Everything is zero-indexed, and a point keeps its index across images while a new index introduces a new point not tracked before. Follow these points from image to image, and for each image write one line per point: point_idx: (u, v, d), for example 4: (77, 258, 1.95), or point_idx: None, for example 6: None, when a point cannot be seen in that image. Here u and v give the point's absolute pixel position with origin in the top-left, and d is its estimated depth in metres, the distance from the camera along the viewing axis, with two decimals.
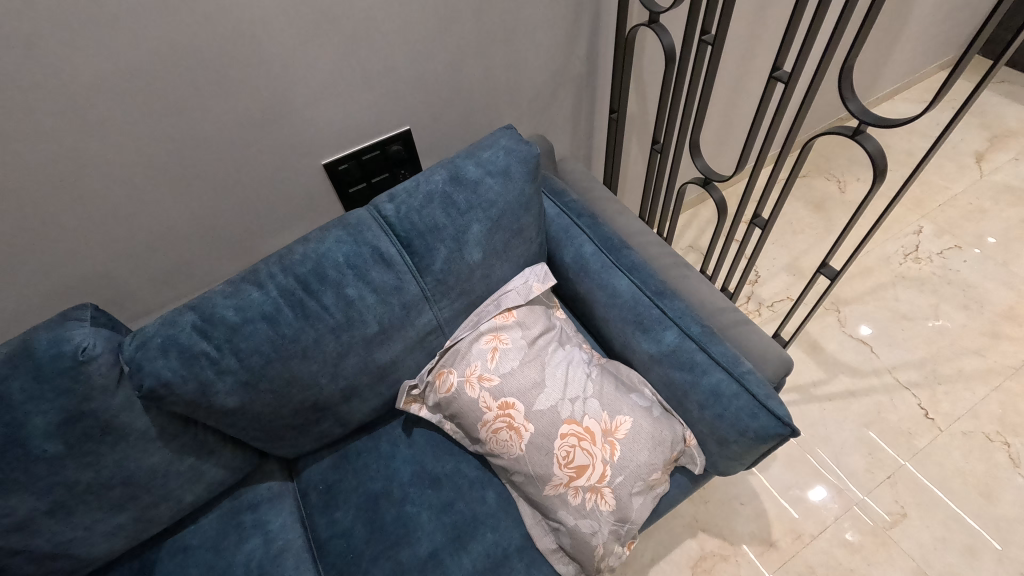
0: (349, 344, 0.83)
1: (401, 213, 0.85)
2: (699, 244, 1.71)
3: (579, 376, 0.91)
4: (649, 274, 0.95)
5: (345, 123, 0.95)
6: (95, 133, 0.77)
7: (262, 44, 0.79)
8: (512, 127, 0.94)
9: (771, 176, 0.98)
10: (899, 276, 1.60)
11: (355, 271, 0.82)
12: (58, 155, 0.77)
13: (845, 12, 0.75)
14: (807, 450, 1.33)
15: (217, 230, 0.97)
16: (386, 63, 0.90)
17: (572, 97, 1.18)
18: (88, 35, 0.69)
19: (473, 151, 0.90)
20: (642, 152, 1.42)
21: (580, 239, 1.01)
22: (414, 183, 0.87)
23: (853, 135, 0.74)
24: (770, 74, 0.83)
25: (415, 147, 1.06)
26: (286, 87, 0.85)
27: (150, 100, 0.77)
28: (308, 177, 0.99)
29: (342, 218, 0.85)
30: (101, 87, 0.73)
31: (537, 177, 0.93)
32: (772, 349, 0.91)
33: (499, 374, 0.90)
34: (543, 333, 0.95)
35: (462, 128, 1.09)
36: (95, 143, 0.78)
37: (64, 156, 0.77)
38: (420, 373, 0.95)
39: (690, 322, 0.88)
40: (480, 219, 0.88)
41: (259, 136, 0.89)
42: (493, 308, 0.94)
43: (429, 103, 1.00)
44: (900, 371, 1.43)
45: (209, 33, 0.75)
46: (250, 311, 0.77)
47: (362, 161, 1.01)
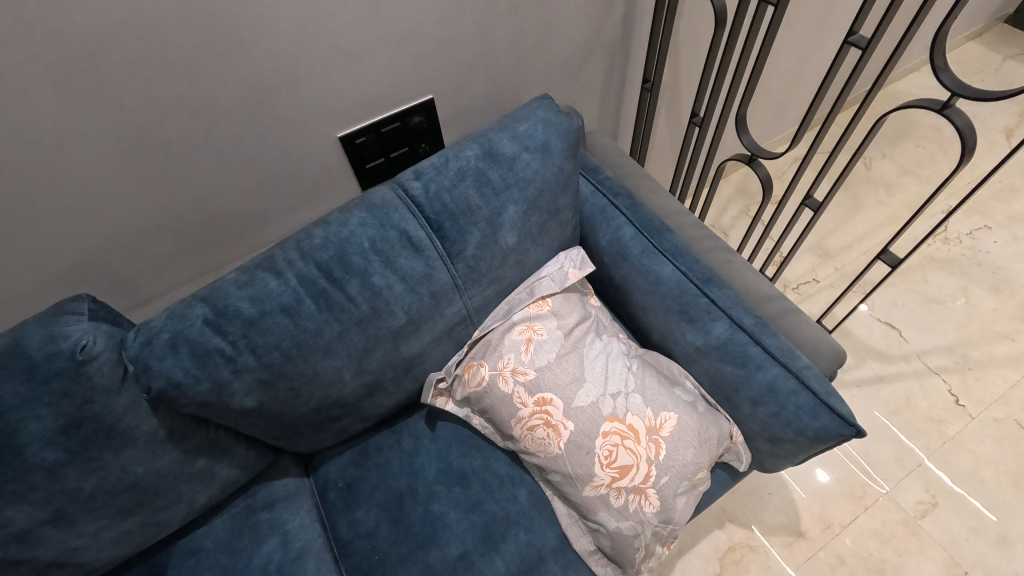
0: (377, 336, 0.76)
1: (430, 193, 0.77)
2: (721, 222, 1.65)
3: (619, 369, 0.85)
4: (694, 260, 0.88)
5: (363, 91, 0.85)
6: (84, 99, 0.67)
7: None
8: (548, 96, 0.85)
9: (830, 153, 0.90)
10: (928, 257, 1.54)
11: (381, 257, 0.74)
12: (44, 124, 0.67)
13: None
14: None
15: (223, 209, 0.88)
16: (408, 23, 0.81)
17: (604, 64, 1.09)
18: None
19: (507, 124, 0.81)
20: (671, 125, 1.34)
21: (617, 220, 0.94)
22: (443, 159, 0.79)
23: (942, 110, 0.68)
24: (845, 39, 0.75)
25: (437, 119, 0.96)
26: (298, 49, 0.75)
27: (145, 62, 0.68)
28: (320, 151, 0.89)
29: (365, 197, 0.77)
30: (89, 45, 0.63)
31: (576, 153, 0.85)
32: (825, 341, 0.85)
33: (534, 367, 0.84)
34: (579, 323, 0.89)
35: (486, 99, 1.00)
36: (84, 112, 0.68)
37: (52, 125, 0.68)
38: (448, 364, 0.89)
39: (742, 312, 0.82)
40: (517, 199, 0.80)
41: (268, 103, 0.79)
42: (526, 296, 0.88)
43: (454, 69, 0.91)
44: (929, 356, 1.38)
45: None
46: (267, 302, 0.69)
47: (381, 134, 0.92)
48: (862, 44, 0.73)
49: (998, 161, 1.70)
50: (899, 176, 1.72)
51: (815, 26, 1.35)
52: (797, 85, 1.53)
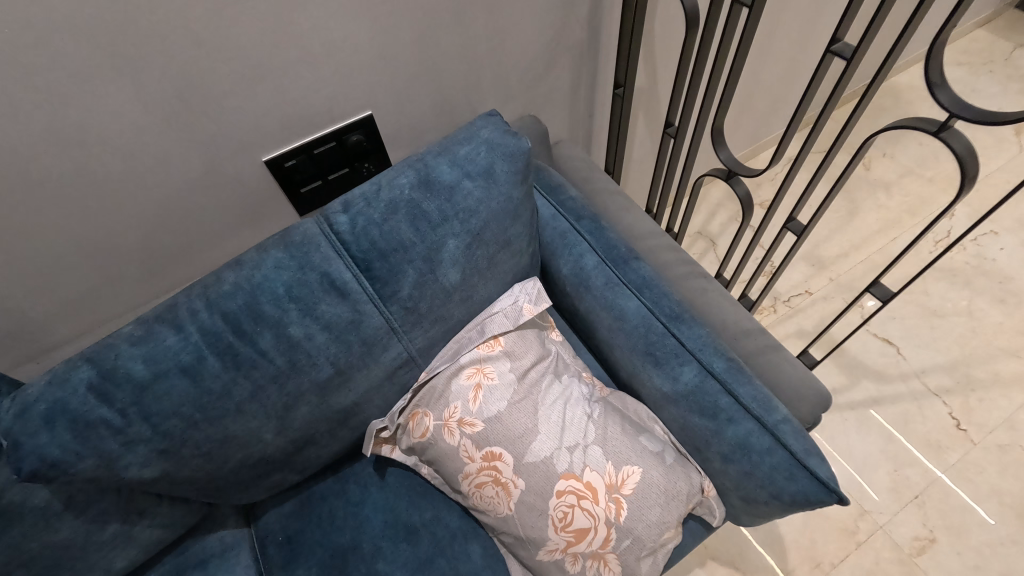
0: (299, 392, 0.68)
1: (357, 229, 0.68)
2: (709, 229, 1.55)
3: (579, 418, 0.77)
4: (662, 293, 0.79)
5: (289, 110, 0.76)
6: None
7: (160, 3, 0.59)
8: (496, 113, 0.76)
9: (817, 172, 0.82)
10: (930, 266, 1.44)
11: (299, 304, 0.65)
12: None
13: None
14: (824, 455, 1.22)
15: (137, 246, 0.79)
16: (335, 33, 0.71)
17: (570, 68, 0.99)
18: None
19: (447, 146, 0.72)
20: (650, 131, 1.24)
21: (580, 247, 0.85)
22: (373, 189, 0.70)
23: (938, 133, 0.59)
24: (828, 47, 0.66)
25: (380, 136, 0.87)
26: (203, 66, 0.65)
27: (17, 90, 0.58)
28: (245, 177, 0.79)
29: (283, 233, 0.68)
30: None
31: (527, 176, 0.76)
32: (807, 384, 0.77)
33: (482, 418, 0.76)
34: (535, 364, 0.81)
35: (436, 111, 0.90)
36: None
37: None
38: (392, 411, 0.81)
39: (713, 356, 0.73)
40: (457, 233, 0.71)
41: (175, 129, 0.69)
42: (476, 335, 0.80)
43: (394, 83, 0.81)
44: (929, 375, 1.29)
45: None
46: (164, 362, 0.60)
47: (314, 155, 0.82)
48: (846, 54, 0.65)
49: (1006, 159, 1.59)
50: (900, 177, 1.61)
51: (807, 20, 1.24)
52: (788, 84, 1.43)
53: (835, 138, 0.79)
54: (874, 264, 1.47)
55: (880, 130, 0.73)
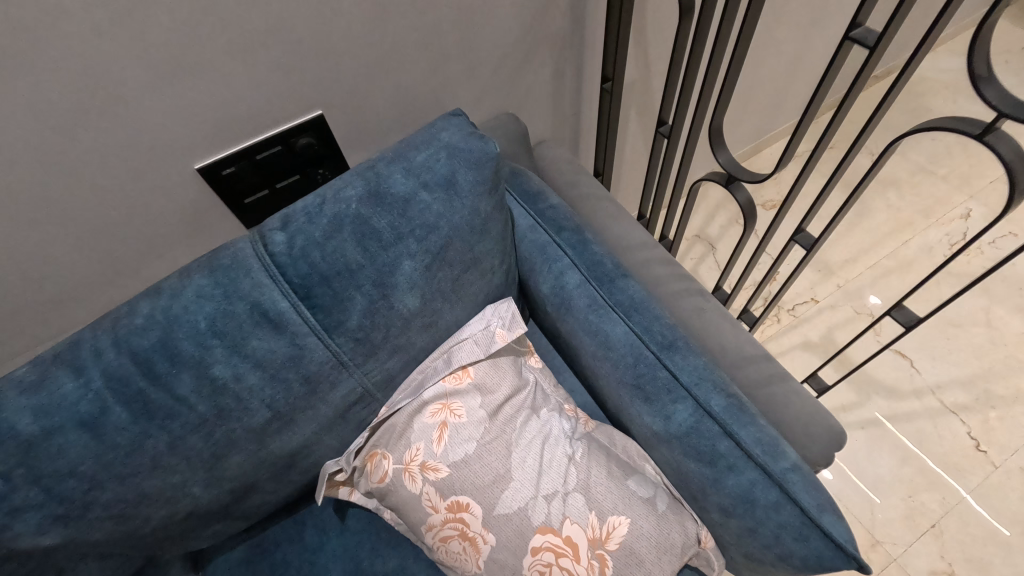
0: (230, 438, 0.59)
1: (294, 250, 0.58)
2: (708, 232, 1.45)
3: (558, 461, 0.68)
4: (653, 316, 0.69)
5: (224, 113, 0.65)
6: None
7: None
8: (460, 113, 0.66)
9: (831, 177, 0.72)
10: (944, 272, 1.35)
11: (225, 340, 0.56)
12: None
13: None
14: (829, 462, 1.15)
15: (56, 267, 0.69)
16: (272, 23, 0.61)
17: (553, 61, 0.89)
18: None
19: (402, 152, 0.62)
20: (643, 129, 1.14)
21: (561, 261, 0.74)
22: (316, 203, 0.60)
23: (981, 135, 0.49)
24: (846, 33, 0.56)
25: (335, 139, 0.77)
26: (111, 59, 0.55)
27: None
28: (175, 188, 0.69)
29: (210, 256, 0.58)
30: None
31: (496, 185, 0.66)
32: (817, 421, 0.68)
33: (447, 462, 0.66)
34: (510, 398, 0.71)
35: (400, 110, 0.80)
36: None
37: None
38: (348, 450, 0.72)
39: (711, 391, 0.63)
40: (413, 252, 0.61)
41: (84, 135, 0.59)
42: (442, 366, 0.70)
43: (348, 79, 0.71)
44: (946, 392, 1.20)
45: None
46: (58, 414, 0.50)
47: (257, 162, 0.72)
48: (869, 41, 0.55)
49: None
50: (912, 176, 1.51)
51: (812, 6, 1.15)
52: (791, 76, 1.33)
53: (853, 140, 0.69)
54: (884, 269, 1.37)
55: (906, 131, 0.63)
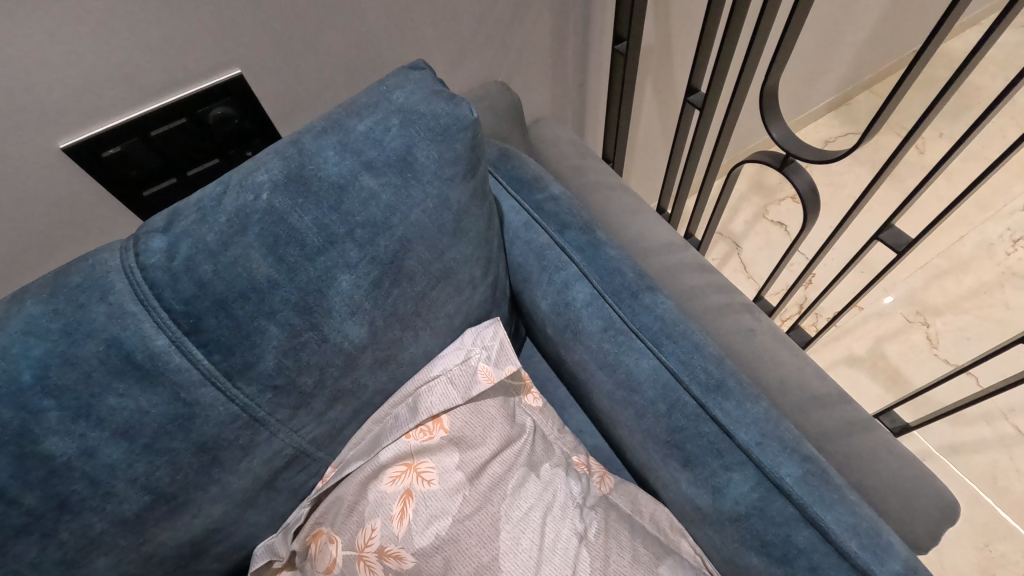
0: (88, 538, 0.40)
1: (176, 262, 0.39)
2: (732, 228, 1.27)
3: (566, 543, 0.48)
4: (696, 346, 0.50)
5: (97, 71, 0.47)
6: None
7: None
8: (423, 66, 0.47)
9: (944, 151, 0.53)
10: (1006, 273, 1.17)
11: (67, 401, 0.37)
12: None
13: None
14: None
15: None
16: None
17: (552, 13, 0.70)
18: None
19: (337, 118, 0.43)
20: (660, 105, 0.95)
21: (566, 270, 0.55)
22: (213, 194, 0.41)
23: None
24: None
25: (265, 113, 0.59)
26: None
27: None
28: (39, 177, 0.50)
29: (57, 270, 0.40)
30: None
31: (474, 167, 0.48)
32: (919, 488, 0.50)
33: (414, 550, 0.47)
34: (499, 454, 0.52)
35: (353, 71, 0.61)
36: None
37: None
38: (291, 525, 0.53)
39: (781, 456, 0.45)
40: (356, 263, 0.43)
41: None
42: (406, 416, 0.51)
43: (275, 27, 0.53)
44: (1019, 416, 1.01)
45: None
46: None
47: (154, 143, 0.53)
48: None
49: None
50: (963, 163, 1.32)
51: None
52: (828, 45, 1.15)
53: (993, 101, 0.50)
54: (937, 269, 1.18)
55: None
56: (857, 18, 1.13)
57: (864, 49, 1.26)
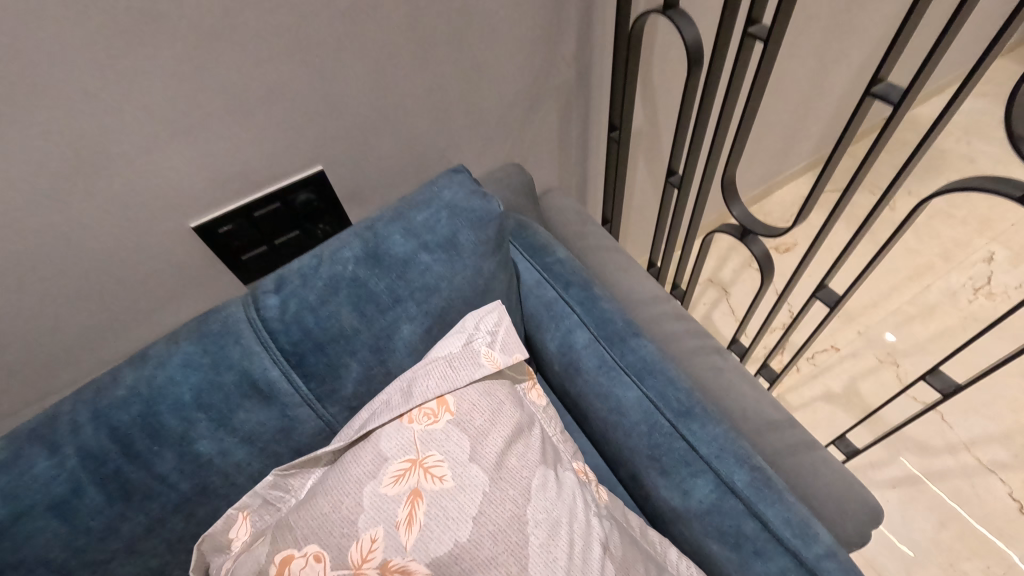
0: (214, 517, 0.55)
1: (288, 315, 0.55)
2: (721, 276, 1.42)
3: (592, 557, 0.51)
4: (672, 380, 0.64)
5: (219, 171, 0.64)
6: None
7: (26, 40, 0.47)
8: (464, 168, 0.64)
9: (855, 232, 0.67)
10: (969, 318, 1.30)
11: (211, 414, 0.52)
12: None
13: None
14: None
15: (52, 328, 0.67)
16: (270, 80, 0.60)
17: (558, 109, 0.87)
18: None
19: (402, 210, 0.60)
20: (652, 176, 1.12)
21: (570, 319, 0.70)
22: (312, 264, 0.57)
23: None
24: (868, 88, 0.53)
25: (335, 194, 0.75)
26: (106, 121, 0.54)
27: None
28: (171, 247, 0.67)
29: (200, 320, 0.56)
30: None
31: (500, 243, 0.64)
32: (851, 494, 0.63)
33: (427, 557, 0.49)
34: (514, 446, 0.56)
35: (403, 162, 0.78)
36: None
37: None
38: (272, 504, 0.55)
39: (734, 466, 0.58)
40: (412, 315, 0.59)
41: (67, 199, 0.57)
42: (400, 398, 0.57)
43: (350, 135, 0.70)
44: (981, 448, 1.13)
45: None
46: (26, 499, 0.47)
47: (254, 220, 0.70)
48: (893, 98, 0.51)
49: None
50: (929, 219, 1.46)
51: (819, 52, 1.14)
52: (798, 119, 1.33)
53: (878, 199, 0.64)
54: (906, 315, 1.32)
55: (930, 196, 0.58)
56: (821, 96, 1.31)
57: (833, 120, 1.44)
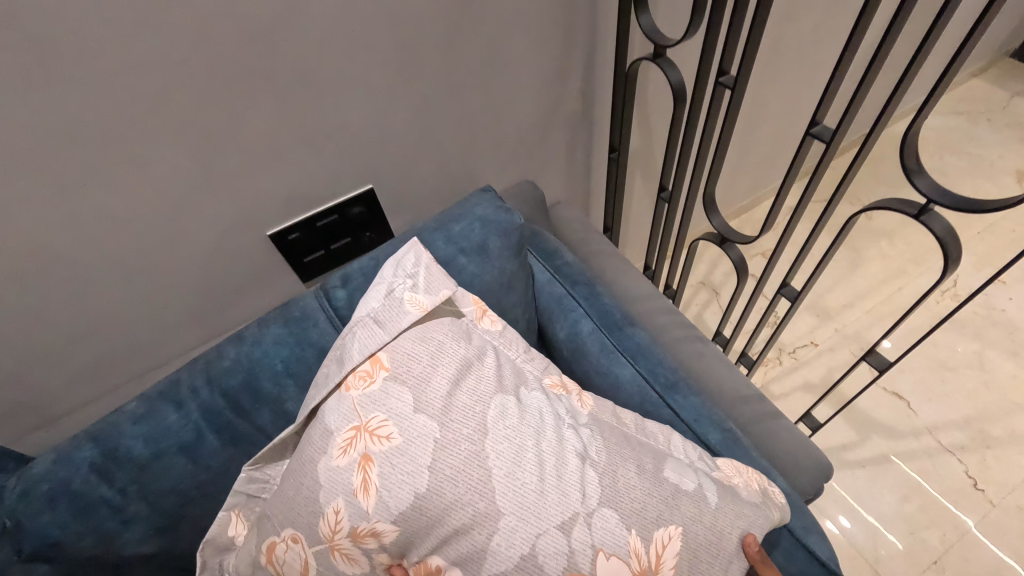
0: None
1: (354, 304, 0.70)
2: (712, 278, 1.56)
3: (570, 470, 0.56)
4: (658, 359, 0.79)
5: (292, 190, 0.79)
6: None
7: (164, 96, 0.62)
8: (491, 188, 0.79)
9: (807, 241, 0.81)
10: (936, 317, 1.44)
11: (297, 380, 0.67)
12: None
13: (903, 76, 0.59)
14: (834, 497, 1.21)
15: (152, 318, 0.82)
16: (337, 118, 0.75)
17: (566, 135, 1.02)
18: None
19: (442, 222, 0.75)
20: (648, 190, 1.27)
21: (575, 312, 0.85)
22: (372, 264, 0.72)
23: (917, 215, 0.58)
24: (808, 128, 0.67)
25: (380, 207, 0.90)
26: (213, 153, 0.69)
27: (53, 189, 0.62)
28: (251, 251, 0.83)
29: (283, 308, 0.70)
30: None
31: (521, 248, 0.79)
32: (806, 454, 0.77)
33: (390, 514, 0.54)
34: (463, 378, 0.60)
35: (437, 180, 0.93)
36: None
37: None
38: (255, 495, 0.63)
39: (708, 426, 0.72)
40: None
41: (179, 213, 0.72)
42: (338, 370, 0.62)
43: (396, 159, 0.85)
44: (943, 432, 1.26)
45: (87, 86, 0.57)
46: (163, 442, 0.62)
47: (316, 228, 0.85)
48: (825, 137, 0.66)
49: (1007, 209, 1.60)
50: (903, 226, 1.60)
51: (795, 81, 1.29)
52: (779, 138, 1.48)
53: (818, 219, 0.78)
54: (879, 314, 1.46)
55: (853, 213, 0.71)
56: (801, 118, 1.46)
57: None
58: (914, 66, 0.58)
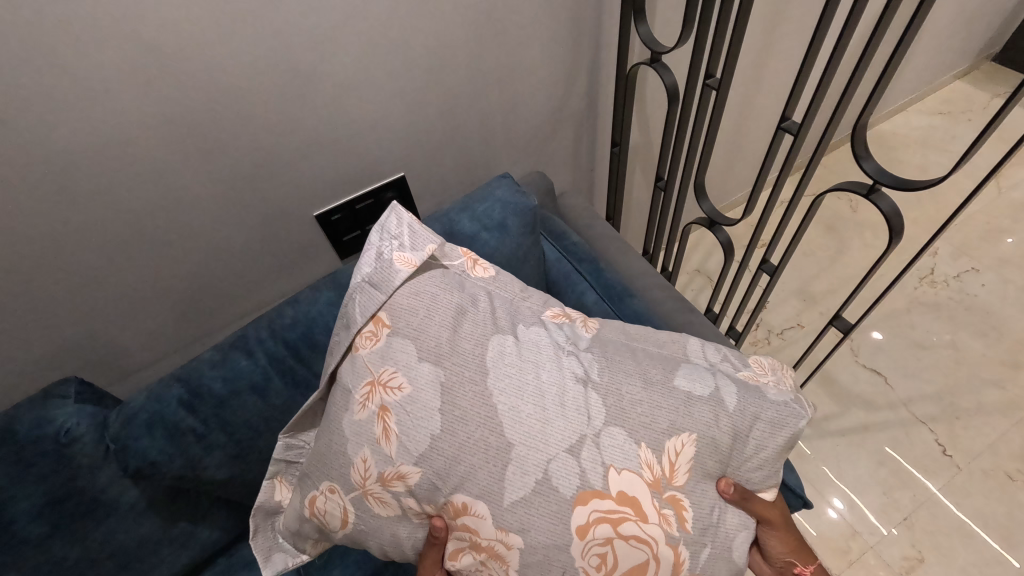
0: None
1: None
2: (707, 266, 1.68)
3: (573, 395, 0.65)
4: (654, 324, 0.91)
5: (336, 176, 0.91)
6: (64, 200, 0.72)
7: (239, 94, 0.74)
8: (509, 175, 0.91)
9: (783, 222, 0.92)
10: (914, 302, 1.55)
11: None
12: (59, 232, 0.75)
13: (851, 81, 0.70)
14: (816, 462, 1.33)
15: (214, 287, 0.94)
16: (377, 113, 0.87)
17: (573, 130, 1.14)
18: (77, 116, 0.66)
19: (468, 204, 0.88)
20: (647, 182, 1.39)
21: (581, 285, 0.96)
22: None
23: (866, 195, 0.70)
24: (779, 123, 0.79)
25: (410, 193, 1.02)
26: (274, 142, 0.81)
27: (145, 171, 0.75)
28: (299, 230, 0.95)
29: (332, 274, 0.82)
30: (93, 161, 0.71)
31: (535, 227, 0.91)
32: None
33: (412, 456, 0.65)
34: (460, 324, 0.69)
35: (459, 169, 1.05)
36: (92, 215, 0.75)
37: (65, 232, 0.75)
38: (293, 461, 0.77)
39: None
40: None
41: (242, 194, 0.85)
42: (348, 333, 0.72)
43: (424, 150, 0.97)
44: (916, 404, 1.38)
45: (182, 88, 0.70)
46: (237, 382, 0.75)
47: (354, 210, 0.98)
48: (792, 131, 0.77)
49: (983, 203, 1.71)
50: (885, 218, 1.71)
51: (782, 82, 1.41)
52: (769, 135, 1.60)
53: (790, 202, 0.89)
54: (861, 299, 1.57)
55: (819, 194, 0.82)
56: None
57: None
58: (858, 72, 0.69)
